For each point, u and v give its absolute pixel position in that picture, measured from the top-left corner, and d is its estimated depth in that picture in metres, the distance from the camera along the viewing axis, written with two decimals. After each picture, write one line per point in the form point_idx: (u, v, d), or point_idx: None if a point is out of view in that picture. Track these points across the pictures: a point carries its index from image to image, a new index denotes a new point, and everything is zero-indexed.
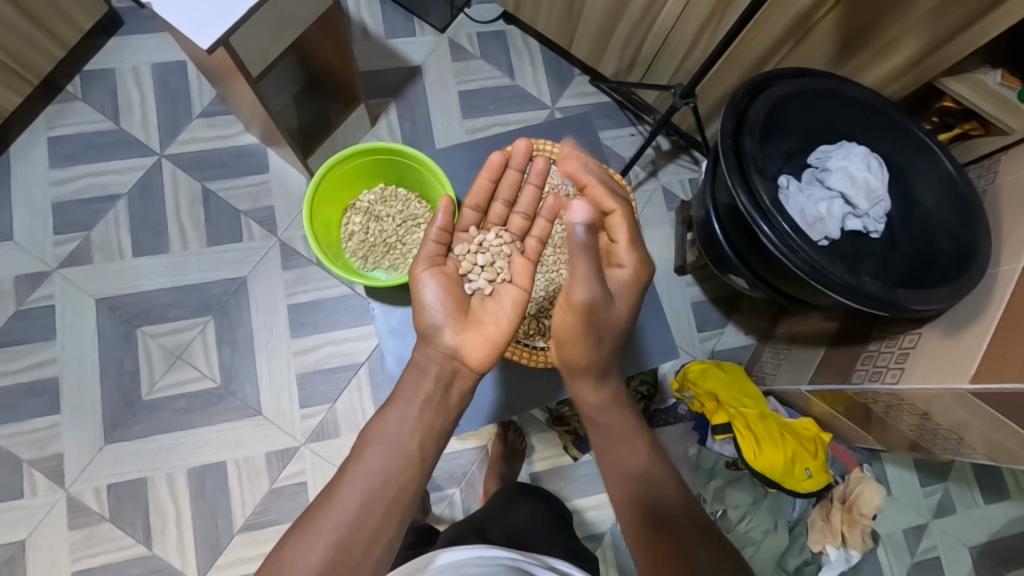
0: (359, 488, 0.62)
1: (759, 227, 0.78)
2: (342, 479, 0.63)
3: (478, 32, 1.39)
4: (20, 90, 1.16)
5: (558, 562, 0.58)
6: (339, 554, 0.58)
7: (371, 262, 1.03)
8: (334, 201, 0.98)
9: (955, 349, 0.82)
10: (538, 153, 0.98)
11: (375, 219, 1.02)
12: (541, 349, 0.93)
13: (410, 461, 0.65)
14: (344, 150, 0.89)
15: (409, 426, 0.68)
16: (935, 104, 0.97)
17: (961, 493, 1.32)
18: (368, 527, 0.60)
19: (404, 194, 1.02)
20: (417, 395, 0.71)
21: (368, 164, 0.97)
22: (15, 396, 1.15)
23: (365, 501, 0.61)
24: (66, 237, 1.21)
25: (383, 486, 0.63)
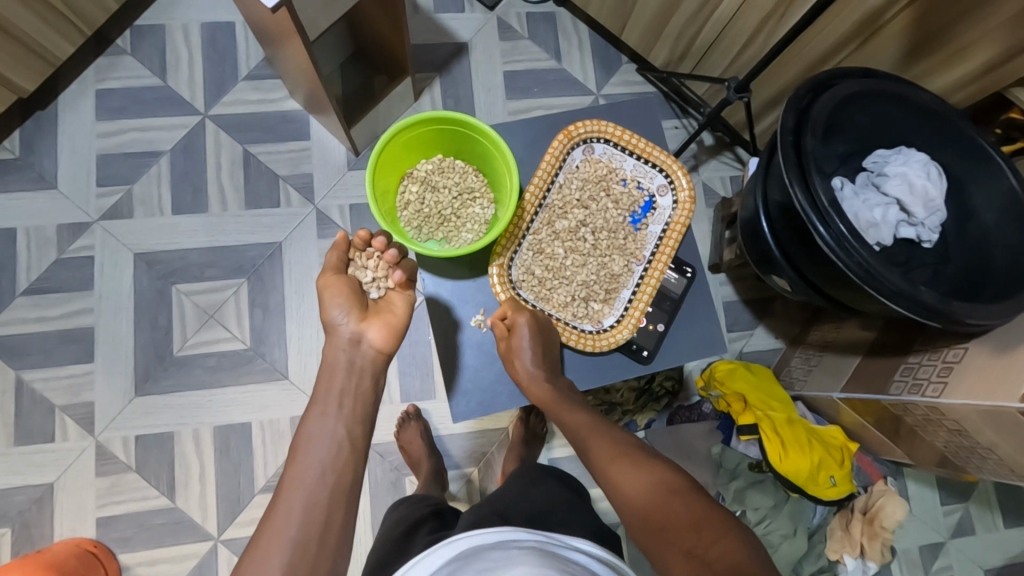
0: (299, 496, 0.61)
1: (815, 228, 0.76)
2: (281, 488, 0.63)
3: (528, 12, 1.37)
4: (73, 40, 1.16)
5: (575, 542, 0.56)
6: (298, 551, 0.58)
7: (424, 233, 1.02)
8: (394, 168, 0.97)
9: (1006, 366, 0.80)
10: (600, 134, 0.94)
11: (432, 189, 1.02)
12: (589, 332, 0.91)
13: (340, 452, 0.66)
14: (416, 114, 0.89)
15: (333, 423, 0.68)
16: (999, 115, 0.91)
17: (982, 515, 1.30)
18: (317, 525, 0.60)
19: (461, 167, 1.02)
20: (331, 393, 0.71)
21: (429, 133, 0.95)
22: (51, 341, 1.17)
23: (310, 504, 0.61)
24: (109, 190, 1.22)
25: (322, 480, 0.63)
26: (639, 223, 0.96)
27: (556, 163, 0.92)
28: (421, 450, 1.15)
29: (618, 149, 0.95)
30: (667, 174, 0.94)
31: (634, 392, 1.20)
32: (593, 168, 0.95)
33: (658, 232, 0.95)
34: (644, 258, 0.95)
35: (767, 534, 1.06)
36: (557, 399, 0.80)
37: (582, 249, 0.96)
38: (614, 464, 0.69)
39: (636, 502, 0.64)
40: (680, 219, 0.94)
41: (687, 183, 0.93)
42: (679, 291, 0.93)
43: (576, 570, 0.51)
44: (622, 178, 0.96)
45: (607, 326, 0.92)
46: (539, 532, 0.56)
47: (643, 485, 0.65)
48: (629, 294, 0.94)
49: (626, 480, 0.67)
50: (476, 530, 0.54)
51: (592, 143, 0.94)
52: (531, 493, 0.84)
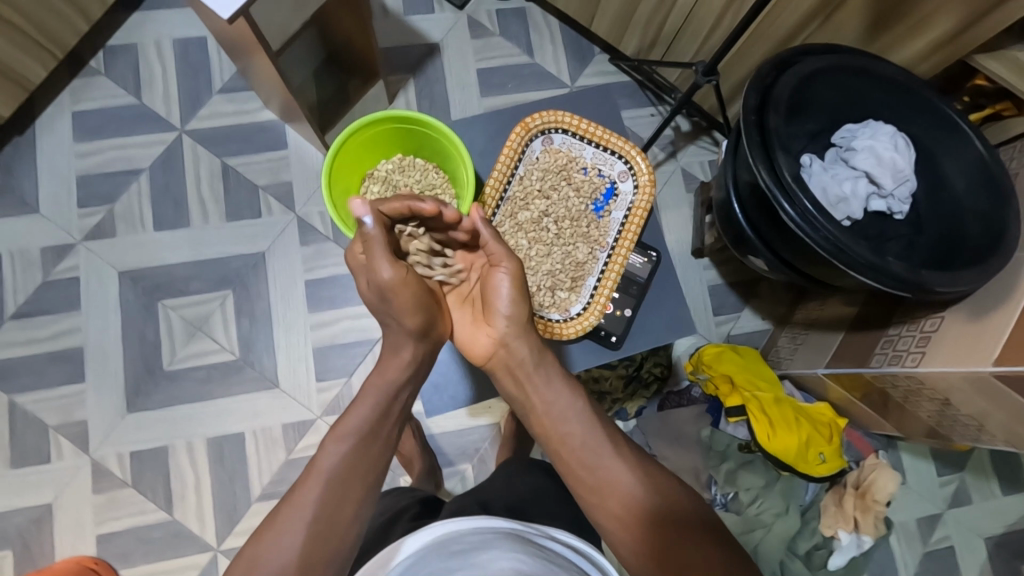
0: (320, 484, 0.61)
1: (780, 206, 0.76)
2: (303, 473, 0.63)
3: (497, 9, 1.38)
4: (46, 63, 1.17)
5: (557, 533, 0.59)
6: (314, 539, 0.58)
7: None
8: (354, 169, 0.98)
9: (980, 332, 0.80)
10: (558, 125, 0.94)
11: (393, 189, 1.01)
12: (556, 321, 0.92)
13: (370, 444, 0.66)
14: (367, 115, 0.92)
15: (369, 411, 0.68)
16: (965, 83, 0.94)
17: (978, 484, 1.30)
18: (332, 515, 0.60)
19: (422, 164, 1.02)
20: (373, 389, 0.70)
21: (385, 134, 0.97)
22: (41, 362, 1.18)
23: (328, 495, 0.61)
24: (90, 209, 1.23)
25: (350, 476, 0.63)
26: (602, 210, 0.96)
27: (515, 156, 0.92)
28: (413, 449, 1.16)
29: (577, 138, 0.95)
30: (626, 160, 0.94)
31: (623, 380, 1.21)
32: (553, 158, 0.95)
33: (621, 218, 0.95)
34: (608, 244, 0.95)
35: (760, 513, 1.06)
36: (555, 415, 0.73)
37: (544, 239, 0.96)
38: (605, 468, 0.68)
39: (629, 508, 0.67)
40: (642, 203, 0.94)
41: (646, 167, 0.93)
42: (645, 274, 0.98)
43: (550, 556, 0.53)
44: (583, 166, 0.96)
45: (574, 313, 0.93)
46: (519, 520, 0.58)
47: (635, 489, 0.67)
48: (594, 282, 0.94)
49: (616, 484, 0.67)
50: (456, 517, 0.56)
51: (550, 134, 0.95)
52: (513, 484, 0.85)
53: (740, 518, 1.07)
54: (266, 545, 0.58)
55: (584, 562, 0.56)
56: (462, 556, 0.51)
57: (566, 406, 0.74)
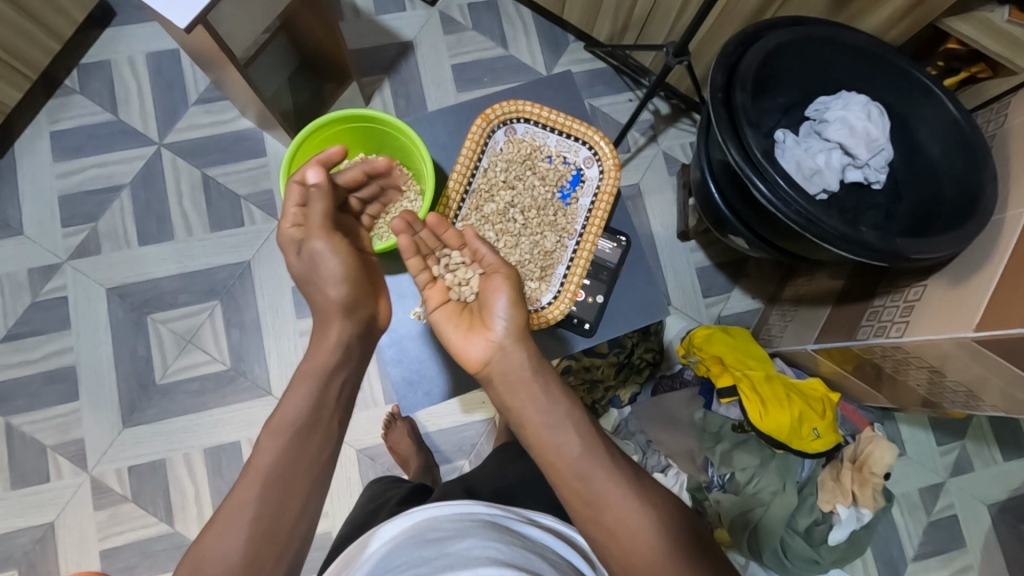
0: (262, 480, 0.59)
1: (752, 183, 0.76)
2: (243, 470, 0.60)
3: (469, 3, 1.37)
4: (19, 85, 1.17)
5: (539, 517, 0.65)
6: (257, 534, 0.56)
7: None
8: None
9: (961, 298, 0.80)
10: (519, 114, 0.94)
11: None
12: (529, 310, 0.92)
13: (311, 432, 0.64)
14: (323, 116, 0.92)
15: (303, 402, 0.65)
16: (940, 46, 0.93)
17: (979, 451, 1.30)
18: (274, 510, 0.57)
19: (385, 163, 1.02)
20: (307, 372, 0.68)
21: (345, 134, 0.98)
22: (36, 383, 1.19)
23: (271, 492, 0.58)
24: (74, 228, 1.24)
25: (292, 467, 0.61)
26: (569, 197, 0.96)
27: (477, 148, 0.92)
28: (410, 448, 1.15)
29: (539, 126, 0.95)
30: (590, 145, 0.95)
31: (615, 367, 1.18)
32: (517, 148, 0.95)
33: (588, 204, 0.95)
34: (576, 231, 0.95)
35: (758, 492, 1.06)
36: (549, 423, 0.67)
37: (511, 229, 0.95)
38: (600, 476, 0.64)
39: (630, 522, 0.62)
40: (608, 188, 0.94)
41: (610, 150, 0.93)
42: (615, 260, 0.97)
43: (524, 540, 0.57)
44: (547, 154, 0.96)
45: (544, 303, 0.93)
46: (500, 507, 0.62)
47: (633, 505, 0.63)
48: (564, 269, 0.94)
49: (615, 499, 0.63)
50: (432, 504, 0.58)
51: (512, 124, 0.94)
52: (500, 472, 0.86)
53: (738, 497, 1.07)
54: (206, 544, 0.55)
55: (560, 545, 0.62)
56: (440, 543, 0.53)
57: (554, 403, 0.68)
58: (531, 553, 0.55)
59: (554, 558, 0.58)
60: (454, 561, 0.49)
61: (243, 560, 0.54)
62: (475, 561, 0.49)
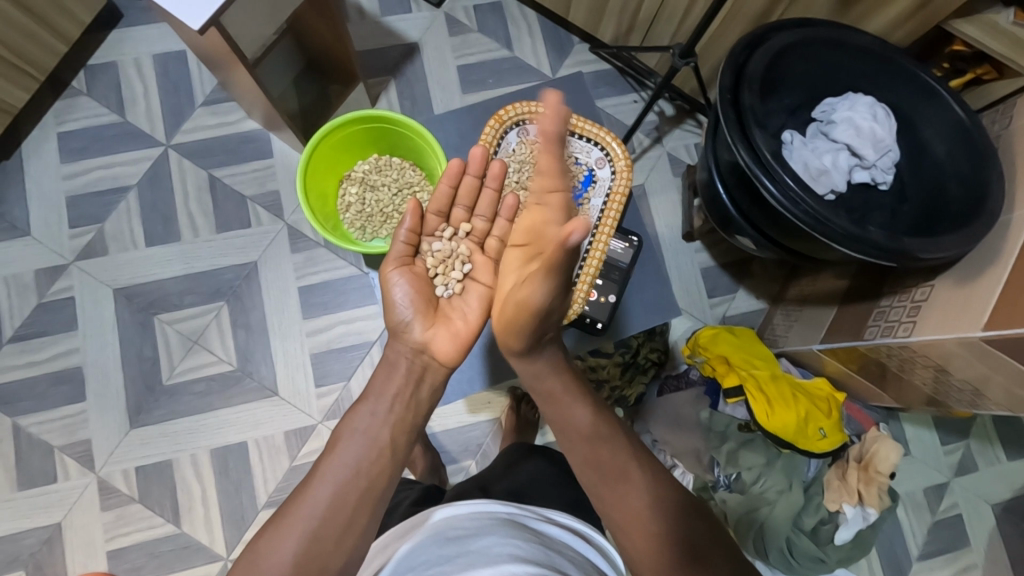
0: (323, 490, 0.57)
1: (760, 182, 0.76)
2: (306, 479, 0.59)
3: (474, 5, 1.37)
4: (27, 86, 1.18)
5: (554, 517, 0.65)
6: (311, 545, 0.54)
7: (369, 233, 1.04)
8: (331, 173, 1.00)
9: (969, 298, 0.80)
10: (532, 115, 0.94)
11: (371, 189, 1.03)
12: None
13: (378, 452, 0.61)
14: (342, 115, 0.92)
15: (374, 418, 0.64)
16: (945, 48, 0.94)
17: (983, 450, 1.30)
18: (337, 522, 0.56)
19: (398, 163, 1.04)
20: (387, 392, 0.66)
21: (360, 134, 0.99)
22: (42, 384, 1.19)
23: (335, 503, 0.56)
24: (81, 229, 1.24)
25: (353, 479, 0.58)
26: (582, 198, 0.95)
27: (490, 148, 0.92)
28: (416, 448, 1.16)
29: None
30: (602, 146, 0.95)
31: (621, 367, 1.21)
32: (529, 149, 0.95)
33: (600, 205, 0.95)
34: (588, 232, 0.94)
35: (764, 491, 1.07)
36: (572, 420, 0.67)
37: None
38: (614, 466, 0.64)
39: (640, 512, 0.62)
40: (621, 188, 0.94)
41: (622, 152, 0.94)
42: (628, 260, 1.00)
43: (544, 538, 0.57)
44: None
45: None
46: (517, 505, 0.62)
47: (642, 497, 0.62)
48: (576, 271, 0.92)
49: (628, 489, 0.63)
50: (453, 504, 0.59)
51: (525, 125, 0.95)
52: (509, 472, 0.87)
53: (745, 497, 1.08)
54: (262, 550, 0.53)
55: (577, 542, 0.63)
56: (462, 541, 0.53)
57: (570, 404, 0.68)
58: (550, 550, 0.55)
59: (572, 554, 0.58)
60: (477, 558, 0.50)
61: (296, 567, 0.53)
62: (497, 558, 0.49)
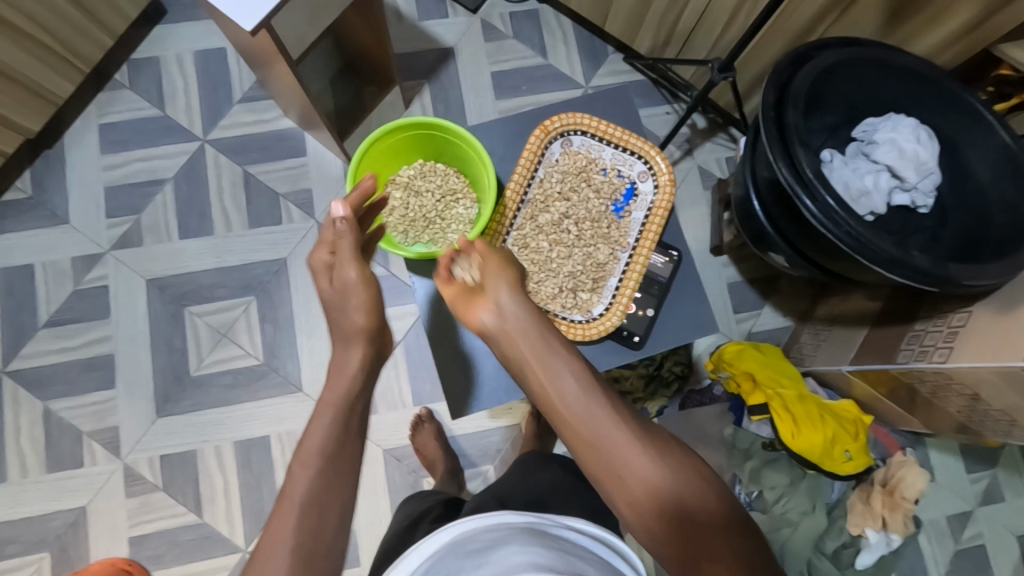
0: (296, 509, 0.53)
1: (801, 201, 0.76)
2: (276, 505, 0.54)
3: (510, 11, 1.38)
4: (72, 78, 1.21)
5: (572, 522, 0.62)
6: (302, 561, 0.50)
7: (411, 237, 1.05)
8: (377, 177, 1.01)
9: (1011, 326, 0.79)
10: (577, 127, 0.94)
11: (415, 194, 1.03)
12: (579, 321, 0.92)
13: (340, 460, 0.58)
14: (391, 122, 0.92)
15: (329, 426, 0.60)
16: (991, 72, 0.91)
17: (1010, 480, 1.27)
18: (315, 532, 0.52)
19: (443, 169, 1.04)
20: (331, 404, 0.62)
21: (408, 140, 0.99)
22: (74, 370, 1.21)
23: (307, 518, 0.53)
24: (118, 220, 1.26)
25: (322, 487, 0.55)
26: (623, 210, 0.96)
27: (534, 159, 0.93)
28: (436, 451, 1.16)
29: (595, 139, 0.95)
30: (645, 160, 0.95)
31: (643, 379, 1.21)
32: (573, 160, 0.96)
33: (642, 218, 0.95)
34: (629, 245, 0.95)
35: (786, 512, 1.05)
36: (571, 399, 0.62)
37: (566, 241, 0.97)
38: (625, 450, 0.58)
39: (645, 491, 0.57)
40: (663, 203, 0.94)
41: (666, 167, 0.93)
42: (667, 274, 0.94)
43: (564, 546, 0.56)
44: (602, 167, 0.96)
45: (596, 314, 0.93)
46: (534, 513, 0.60)
47: (661, 484, 0.56)
48: (616, 282, 0.95)
49: (635, 470, 0.57)
50: (473, 515, 0.58)
51: (569, 136, 0.95)
52: (532, 482, 0.87)
53: (766, 517, 1.06)
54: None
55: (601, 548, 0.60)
56: (481, 555, 0.53)
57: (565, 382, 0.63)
58: (570, 556, 0.54)
59: (598, 562, 0.57)
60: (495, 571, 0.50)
61: None
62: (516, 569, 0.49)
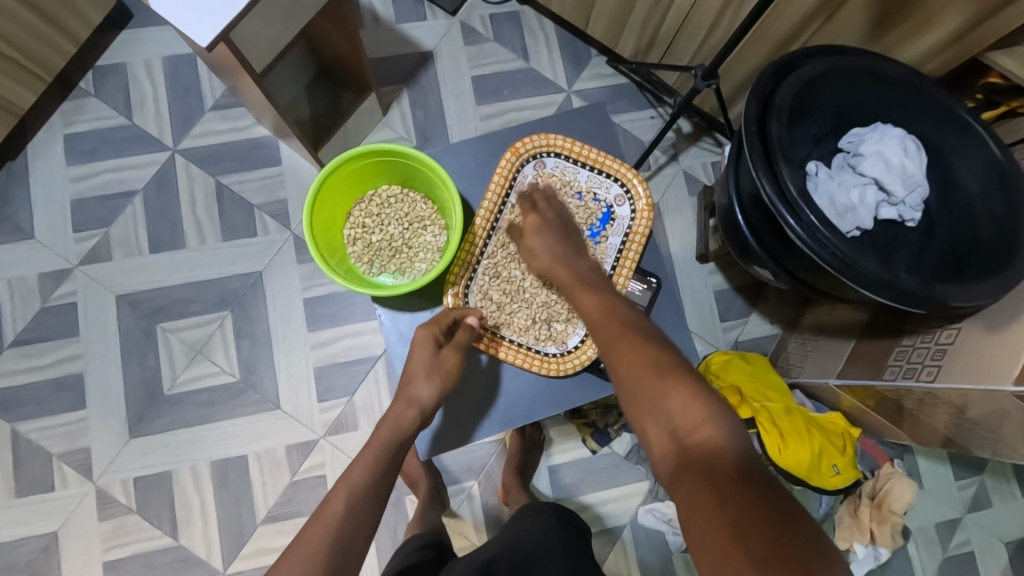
0: (328, 530, 0.59)
1: (784, 220, 0.73)
2: (310, 520, 0.60)
3: (491, 13, 1.34)
4: (34, 87, 1.16)
5: None
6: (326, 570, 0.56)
7: (377, 268, 1.00)
8: (339, 207, 0.96)
9: (998, 346, 0.77)
10: (550, 148, 0.90)
11: (381, 222, 0.99)
12: (553, 355, 0.88)
13: (375, 492, 0.64)
14: (352, 150, 0.86)
15: (371, 466, 0.66)
16: (979, 79, 0.90)
17: (999, 486, 1.27)
18: (339, 552, 0.58)
19: (410, 196, 0.99)
20: (374, 448, 0.68)
21: (372, 166, 0.93)
22: (43, 390, 1.17)
23: (336, 539, 0.58)
24: (86, 234, 1.22)
25: (357, 512, 0.61)
26: (598, 235, 0.91)
27: (506, 182, 0.88)
28: (419, 469, 1.13)
29: (570, 161, 0.91)
30: (623, 183, 0.91)
31: None
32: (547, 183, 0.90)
33: (619, 243, 0.90)
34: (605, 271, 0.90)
35: None
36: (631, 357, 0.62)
37: None
38: (664, 403, 0.56)
39: (667, 438, 0.54)
40: (640, 229, 0.90)
41: (645, 193, 0.90)
42: (646, 303, 0.89)
43: None
44: (577, 190, 0.92)
45: (571, 346, 0.88)
46: None
47: (691, 425, 0.54)
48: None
49: (669, 403, 0.56)
50: None
51: (542, 157, 0.90)
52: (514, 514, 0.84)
53: None
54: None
55: None
56: None
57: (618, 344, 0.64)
58: None
59: None
60: None
61: None
62: None
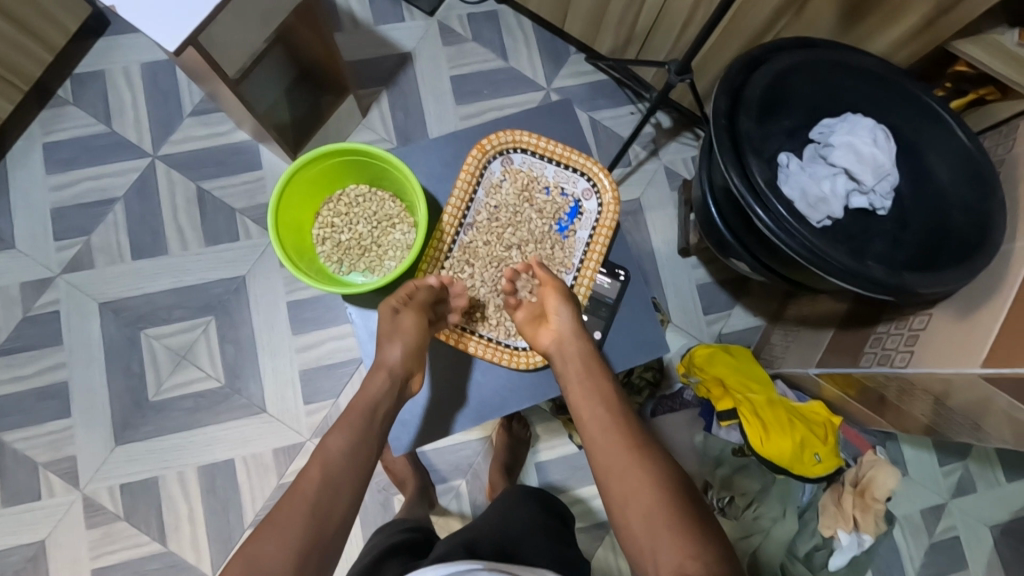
0: (308, 496, 0.62)
1: (753, 211, 0.74)
2: (287, 491, 0.63)
3: (469, 13, 1.35)
4: (12, 97, 1.16)
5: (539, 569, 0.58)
6: (314, 526, 0.61)
7: (346, 266, 1.00)
8: (307, 207, 0.95)
9: (969, 331, 0.78)
10: (517, 144, 0.90)
11: (350, 221, 0.99)
12: (524, 348, 0.88)
13: (357, 455, 0.69)
14: (317, 150, 0.86)
15: (348, 434, 0.70)
16: (948, 68, 0.91)
17: (983, 473, 1.28)
18: (321, 510, 0.62)
19: (378, 195, 1.00)
20: (350, 417, 0.72)
21: (338, 165, 0.93)
22: (27, 400, 1.17)
23: (319, 500, 0.63)
24: (68, 242, 1.22)
25: (338, 480, 0.65)
26: (567, 229, 0.92)
27: (473, 179, 0.88)
28: (406, 469, 1.13)
29: (537, 157, 0.91)
30: (589, 177, 0.91)
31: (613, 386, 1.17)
32: (514, 179, 0.91)
33: (586, 237, 0.91)
34: (574, 266, 0.91)
35: (757, 518, 1.05)
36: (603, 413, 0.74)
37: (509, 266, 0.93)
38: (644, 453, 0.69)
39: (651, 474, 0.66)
40: (607, 221, 0.91)
41: (610, 184, 0.90)
42: (614, 295, 0.89)
43: None
44: (545, 186, 0.92)
45: None
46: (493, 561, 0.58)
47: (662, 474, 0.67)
48: None
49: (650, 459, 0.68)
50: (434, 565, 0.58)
51: (509, 154, 0.91)
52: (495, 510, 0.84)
53: (737, 523, 1.06)
54: (249, 557, 0.57)
55: None
56: None
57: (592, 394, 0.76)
58: None
59: None
60: None
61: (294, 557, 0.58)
62: None
